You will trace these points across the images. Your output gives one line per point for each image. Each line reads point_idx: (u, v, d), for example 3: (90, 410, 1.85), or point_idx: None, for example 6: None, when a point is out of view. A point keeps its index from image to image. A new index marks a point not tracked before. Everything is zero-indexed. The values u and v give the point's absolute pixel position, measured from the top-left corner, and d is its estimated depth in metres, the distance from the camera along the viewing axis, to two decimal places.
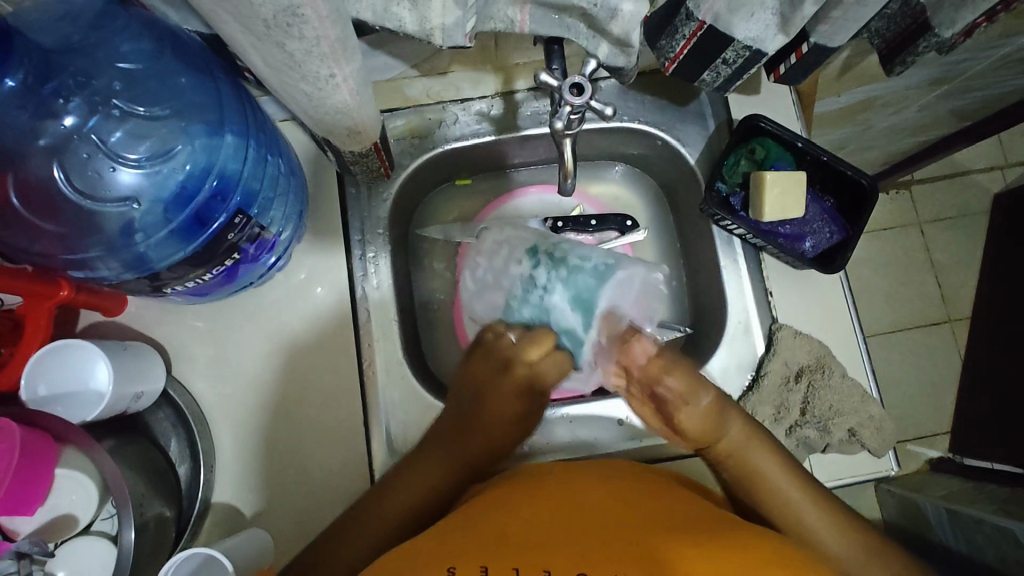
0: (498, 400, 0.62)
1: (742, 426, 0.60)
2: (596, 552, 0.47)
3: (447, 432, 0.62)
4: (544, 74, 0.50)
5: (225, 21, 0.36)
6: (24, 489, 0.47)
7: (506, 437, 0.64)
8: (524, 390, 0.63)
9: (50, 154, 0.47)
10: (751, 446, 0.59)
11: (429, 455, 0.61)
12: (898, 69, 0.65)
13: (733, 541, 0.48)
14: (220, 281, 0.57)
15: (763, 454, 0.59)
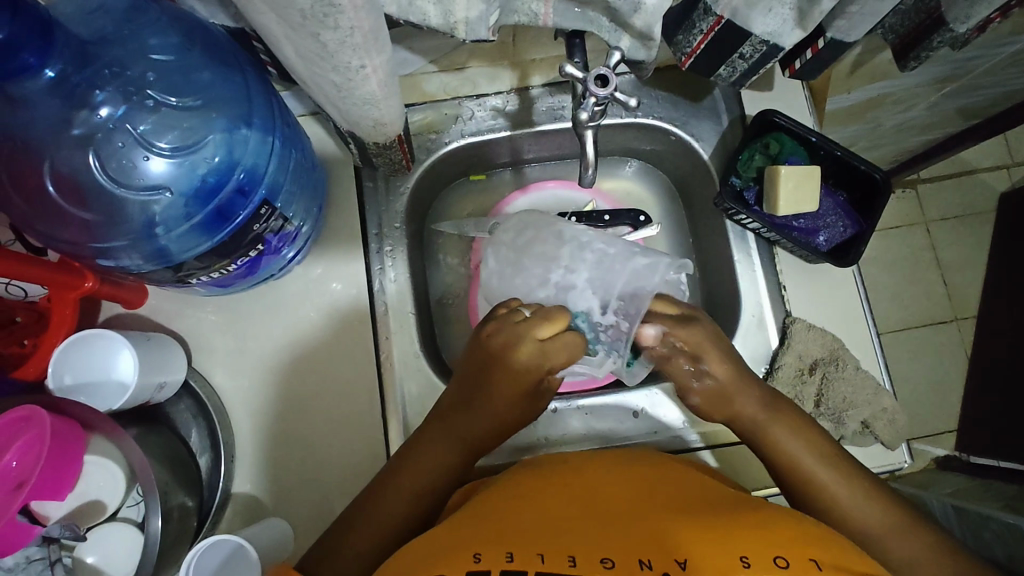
0: (502, 384, 0.60)
1: (761, 403, 0.60)
2: (616, 535, 0.48)
3: (455, 408, 0.61)
4: (569, 67, 0.51)
5: (260, 11, 0.36)
6: (55, 474, 0.47)
7: (511, 416, 0.62)
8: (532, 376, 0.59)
9: (83, 143, 0.48)
10: (775, 422, 0.60)
11: (438, 427, 0.61)
12: (912, 64, 0.66)
13: (750, 518, 0.49)
14: (242, 272, 0.57)
15: (784, 431, 0.59)
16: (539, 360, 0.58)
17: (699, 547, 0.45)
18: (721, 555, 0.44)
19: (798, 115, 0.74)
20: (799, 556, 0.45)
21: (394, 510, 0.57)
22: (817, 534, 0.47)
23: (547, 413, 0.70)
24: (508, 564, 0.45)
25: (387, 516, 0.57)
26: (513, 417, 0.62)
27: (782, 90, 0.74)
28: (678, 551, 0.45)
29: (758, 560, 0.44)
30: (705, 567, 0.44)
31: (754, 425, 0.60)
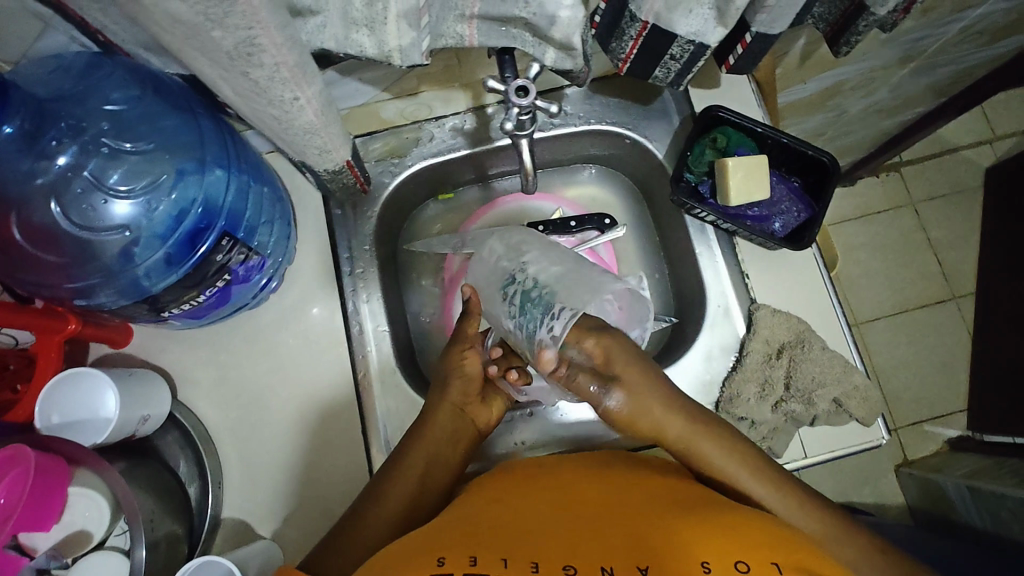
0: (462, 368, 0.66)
1: (687, 418, 0.59)
2: (586, 541, 0.48)
3: (434, 436, 0.63)
4: (492, 81, 0.55)
5: (192, 57, 0.39)
6: (39, 509, 0.49)
7: (464, 442, 0.65)
8: (481, 368, 0.67)
9: (48, 191, 0.51)
10: (696, 435, 0.59)
11: (451, 417, 0.65)
12: (843, 50, 0.68)
13: (719, 520, 0.49)
14: (214, 303, 0.60)
15: (709, 444, 0.59)
16: (497, 355, 0.67)
17: (669, 553, 0.46)
18: (683, 560, 0.45)
19: (746, 107, 0.76)
20: (759, 560, 0.45)
21: (370, 539, 0.56)
22: (780, 537, 0.48)
23: (524, 416, 0.72)
24: (471, 567, 0.45)
25: (376, 522, 0.57)
26: (473, 405, 0.67)
27: (728, 85, 0.76)
28: (651, 555, 0.46)
29: (719, 565, 0.44)
30: (668, 569, 0.44)
31: (677, 440, 0.59)
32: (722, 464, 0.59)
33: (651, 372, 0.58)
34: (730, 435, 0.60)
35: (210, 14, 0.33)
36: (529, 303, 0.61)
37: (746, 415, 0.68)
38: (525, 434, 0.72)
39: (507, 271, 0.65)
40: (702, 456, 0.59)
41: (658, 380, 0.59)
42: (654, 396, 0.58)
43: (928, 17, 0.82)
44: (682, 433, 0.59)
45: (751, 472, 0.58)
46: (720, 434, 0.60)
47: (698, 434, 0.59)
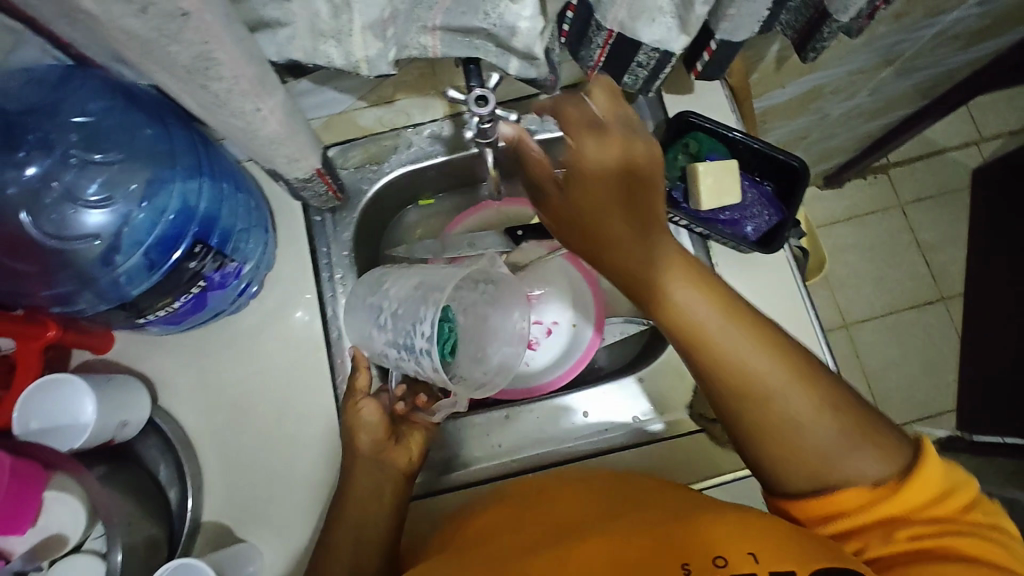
0: (360, 419, 0.67)
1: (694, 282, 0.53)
2: (558, 558, 0.49)
3: (361, 500, 0.64)
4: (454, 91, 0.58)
5: (154, 71, 0.40)
6: (15, 514, 0.50)
7: (393, 500, 0.65)
8: (381, 412, 0.68)
9: (19, 202, 0.53)
10: (712, 325, 0.52)
11: (365, 479, 0.65)
12: (810, 56, 0.69)
13: (702, 520, 0.49)
14: (191, 309, 0.61)
15: (724, 331, 0.52)
16: (400, 392, 0.71)
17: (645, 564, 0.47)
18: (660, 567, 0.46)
19: (719, 112, 0.77)
20: (737, 552, 0.46)
21: None
22: (762, 528, 0.48)
23: (500, 420, 0.73)
24: None
25: None
26: (387, 448, 0.67)
27: (702, 90, 0.77)
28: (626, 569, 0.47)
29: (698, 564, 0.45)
30: None
31: (690, 328, 0.53)
32: (740, 356, 0.52)
33: (666, 240, 0.53)
34: (743, 312, 0.53)
35: (163, 30, 0.34)
36: (398, 319, 0.68)
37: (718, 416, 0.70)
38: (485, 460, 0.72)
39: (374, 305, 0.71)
40: (710, 339, 0.52)
41: (640, 209, 0.51)
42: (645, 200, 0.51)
43: (902, 21, 0.83)
44: (695, 322, 0.53)
45: (769, 360, 0.52)
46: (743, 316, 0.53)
47: (711, 316, 0.52)
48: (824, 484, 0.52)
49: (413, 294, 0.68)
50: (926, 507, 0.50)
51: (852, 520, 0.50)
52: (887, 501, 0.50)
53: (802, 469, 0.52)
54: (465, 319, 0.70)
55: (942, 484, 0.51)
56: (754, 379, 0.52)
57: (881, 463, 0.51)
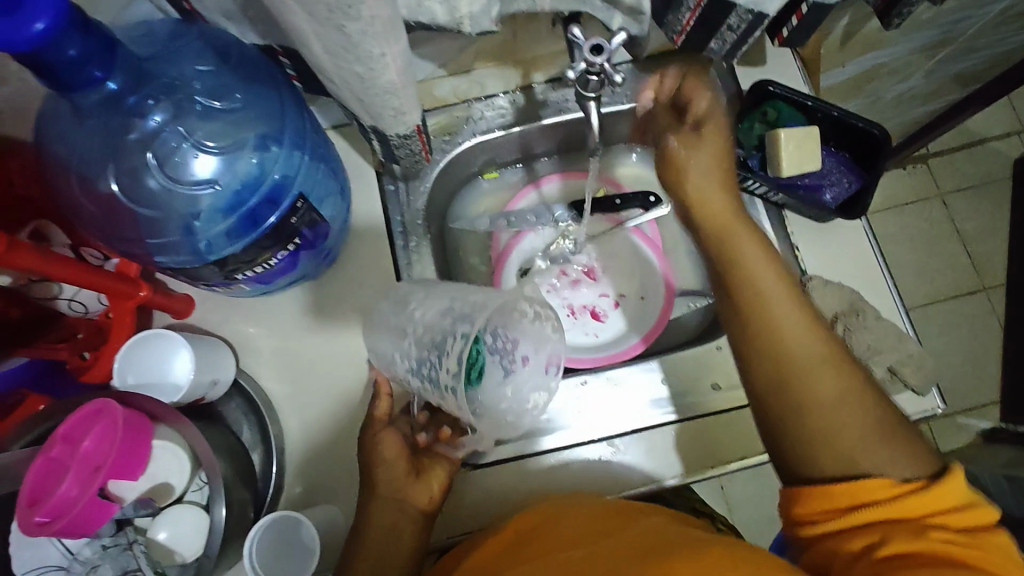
0: (381, 451, 0.63)
1: (727, 206, 0.61)
2: None
3: (377, 536, 0.60)
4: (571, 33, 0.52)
5: (291, 11, 0.40)
6: (125, 461, 0.51)
7: (409, 538, 0.61)
8: (402, 446, 0.63)
9: (142, 145, 0.52)
10: (733, 234, 0.60)
11: (385, 515, 0.61)
12: (895, 22, 0.69)
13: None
14: (283, 268, 0.61)
15: (748, 245, 0.59)
16: (422, 420, 0.66)
17: None
18: None
19: (793, 83, 0.77)
20: None
21: None
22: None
23: (573, 385, 0.71)
24: None
25: None
26: (406, 486, 0.62)
27: (774, 61, 0.77)
28: None
29: None
30: None
31: (714, 228, 0.60)
32: (766, 282, 0.57)
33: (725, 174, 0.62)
34: (776, 257, 0.59)
35: None
36: (423, 346, 0.60)
37: None
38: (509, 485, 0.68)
39: (398, 325, 0.63)
40: (737, 245, 0.59)
41: (734, 189, 0.62)
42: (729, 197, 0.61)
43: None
44: (725, 225, 0.60)
45: (794, 306, 0.56)
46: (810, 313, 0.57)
47: (737, 221, 0.60)
48: (823, 442, 0.53)
49: (440, 322, 0.59)
50: (945, 513, 0.49)
51: (865, 516, 0.50)
52: (905, 501, 0.50)
53: (827, 451, 0.53)
54: (493, 341, 0.58)
55: (962, 497, 0.50)
56: (790, 347, 0.55)
57: (908, 463, 0.52)
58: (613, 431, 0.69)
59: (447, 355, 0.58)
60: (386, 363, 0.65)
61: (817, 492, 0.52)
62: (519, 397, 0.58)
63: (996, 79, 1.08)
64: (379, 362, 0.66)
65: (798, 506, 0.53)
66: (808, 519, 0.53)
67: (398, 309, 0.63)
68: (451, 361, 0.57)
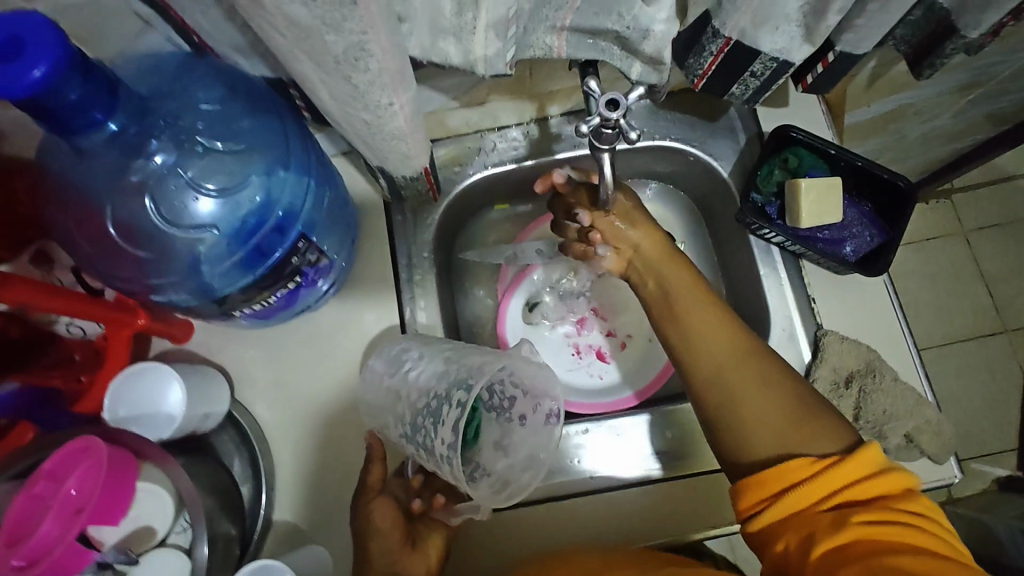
0: (375, 518, 0.60)
1: (647, 229, 0.64)
2: None
3: None
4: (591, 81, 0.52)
5: (298, 60, 0.39)
6: (108, 505, 0.49)
7: None
8: (396, 515, 0.60)
9: (141, 187, 0.51)
10: (648, 255, 0.63)
11: None
12: (926, 73, 0.66)
13: None
14: (283, 304, 0.60)
15: (669, 267, 0.62)
16: (416, 486, 0.63)
17: None
18: None
19: (815, 127, 0.75)
20: None
21: None
22: None
23: (578, 433, 0.69)
24: None
25: None
26: (401, 557, 0.59)
27: (797, 104, 0.75)
28: None
29: None
30: None
31: (636, 256, 0.64)
32: (675, 290, 0.60)
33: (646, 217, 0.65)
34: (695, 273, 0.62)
35: (326, 18, 0.33)
36: (418, 412, 0.59)
37: None
38: (502, 544, 0.66)
39: (392, 389, 0.62)
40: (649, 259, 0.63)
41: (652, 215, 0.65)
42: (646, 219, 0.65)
43: (1004, 43, 0.80)
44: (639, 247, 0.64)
45: (704, 313, 0.58)
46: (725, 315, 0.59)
47: (648, 241, 0.63)
48: (743, 442, 0.53)
49: (436, 386, 0.60)
50: (850, 492, 0.48)
51: (792, 501, 0.49)
52: (818, 484, 0.48)
53: (758, 432, 0.53)
54: (490, 400, 0.62)
55: (870, 470, 0.49)
56: (700, 350, 0.57)
57: (827, 440, 0.51)
58: (619, 484, 0.67)
59: (445, 416, 0.57)
60: (377, 413, 0.63)
61: (752, 481, 0.50)
62: (518, 455, 0.61)
63: None
64: (371, 420, 0.65)
65: (740, 500, 0.51)
66: (751, 513, 0.51)
67: (391, 371, 0.63)
68: (450, 425, 0.56)
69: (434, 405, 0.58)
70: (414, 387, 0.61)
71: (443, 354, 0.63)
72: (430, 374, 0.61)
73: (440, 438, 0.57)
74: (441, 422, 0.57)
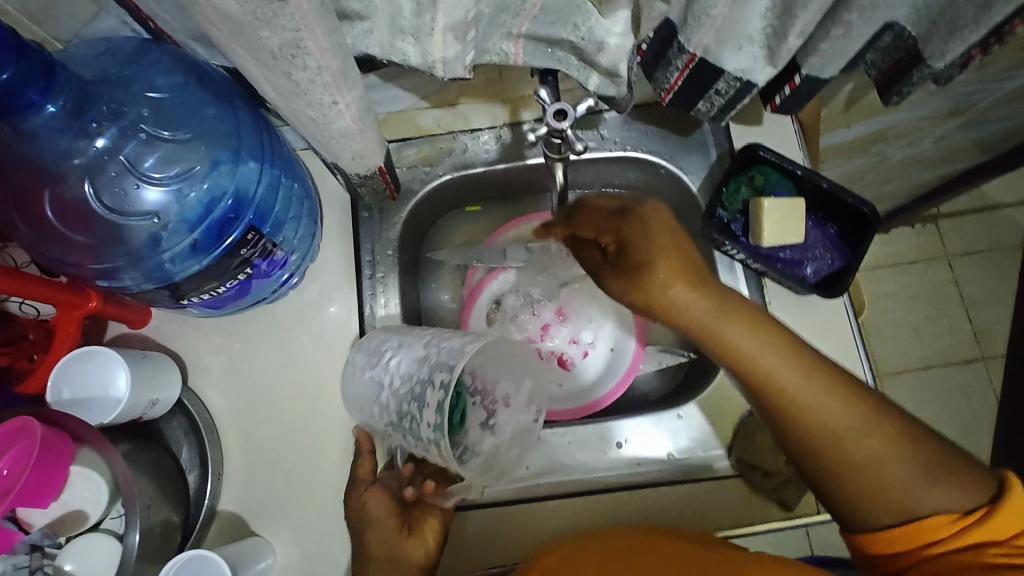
0: (369, 507, 0.58)
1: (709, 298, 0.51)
2: None
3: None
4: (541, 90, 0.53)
5: (237, 54, 0.39)
6: (39, 485, 0.49)
7: None
8: (389, 504, 0.58)
9: (84, 173, 0.51)
10: (717, 323, 0.51)
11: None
12: (894, 99, 0.66)
13: None
14: (234, 295, 0.60)
15: (738, 331, 0.51)
16: (408, 474, 0.62)
17: None
18: None
19: (786, 147, 0.75)
20: None
21: None
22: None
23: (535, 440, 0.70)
24: None
25: None
26: (399, 543, 0.57)
27: (770, 122, 0.75)
28: None
29: None
30: None
31: (700, 329, 0.52)
32: (775, 368, 0.50)
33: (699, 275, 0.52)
34: (770, 328, 0.51)
35: (257, 14, 0.33)
36: (403, 398, 0.59)
37: (757, 463, 0.67)
38: (492, 543, 0.67)
39: (372, 380, 0.62)
40: (729, 343, 0.51)
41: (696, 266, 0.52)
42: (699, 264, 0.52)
43: (982, 72, 0.80)
44: (709, 322, 0.51)
45: (797, 369, 0.50)
46: (810, 362, 0.50)
47: (722, 318, 0.51)
48: (909, 518, 0.48)
49: (417, 372, 0.59)
50: (1022, 535, 0.45)
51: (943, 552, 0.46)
52: (975, 531, 0.46)
53: (876, 503, 0.49)
54: (472, 383, 0.60)
55: None
56: (824, 427, 0.49)
57: (959, 494, 0.47)
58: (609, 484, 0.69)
59: (428, 398, 0.56)
60: (360, 401, 0.63)
61: (876, 540, 0.49)
62: (511, 436, 0.60)
63: None
64: (354, 410, 0.64)
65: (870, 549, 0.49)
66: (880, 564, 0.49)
67: (374, 361, 0.63)
68: (432, 406, 0.56)
69: (413, 389, 0.58)
70: (396, 375, 0.61)
71: (428, 338, 0.62)
72: (411, 359, 0.61)
73: (424, 423, 0.56)
74: (422, 404, 0.57)
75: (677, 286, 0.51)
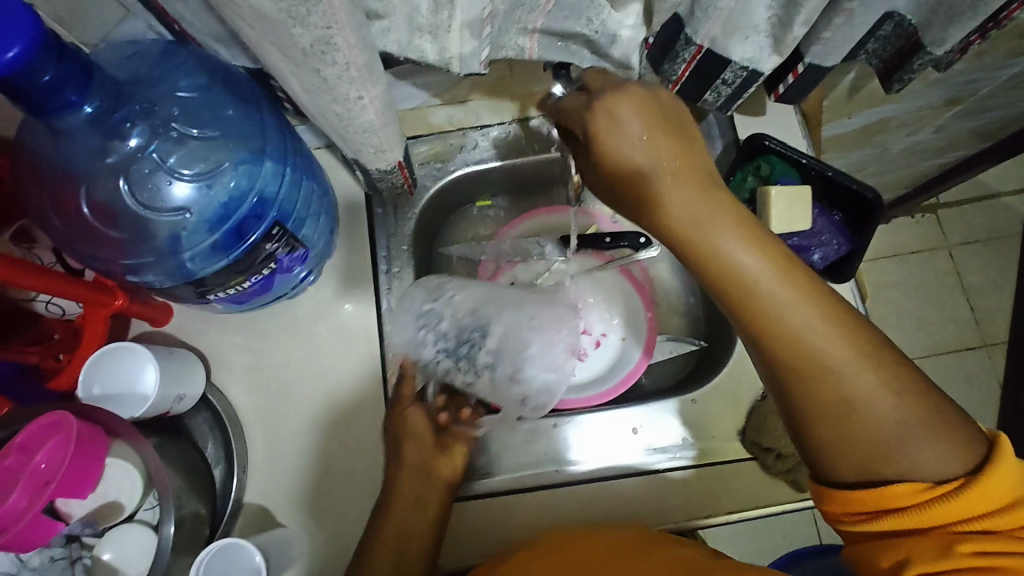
0: (413, 423, 0.67)
1: (707, 195, 0.46)
2: None
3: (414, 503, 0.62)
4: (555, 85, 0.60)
5: (268, 51, 0.41)
6: (78, 476, 0.50)
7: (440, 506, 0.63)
8: (426, 421, 0.67)
9: (117, 170, 0.52)
10: (709, 222, 0.46)
11: (415, 486, 0.63)
12: (894, 87, 0.68)
13: None
14: (258, 290, 0.61)
15: (735, 243, 0.46)
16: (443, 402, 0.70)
17: None
18: None
19: (790, 137, 0.76)
20: None
21: None
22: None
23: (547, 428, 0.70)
24: None
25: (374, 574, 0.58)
26: (434, 458, 0.65)
27: (774, 113, 0.77)
28: None
29: None
30: None
31: (686, 232, 0.46)
32: (766, 283, 0.46)
33: (698, 173, 0.47)
34: (772, 247, 0.47)
35: (292, 11, 0.35)
36: (462, 329, 0.69)
37: (772, 446, 0.67)
38: (511, 519, 0.67)
39: (429, 311, 0.70)
40: (722, 255, 0.46)
41: (696, 168, 0.46)
42: (702, 168, 0.47)
43: (979, 61, 0.81)
44: (691, 228, 0.46)
45: (799, 297, 0.47)
46: (810, 287, 0.47)
47: (715, 218, 0.46)
48: (878, 473, 0.47)
49: (480, 309, 0.70)
50: (993, 518, 0.44)
51: (909, 524, 0.46)
52: (953, 505, 0.45)
53: (851, 445, 0.47)
54: None
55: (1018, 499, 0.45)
56: (809, 364, 0.47)
57: (948, 454, 0.46)
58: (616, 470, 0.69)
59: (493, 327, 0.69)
60: (411, 338, 0.70)
61: (837, 494, 0.48)
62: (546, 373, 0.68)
63: (1006, 139, 1.06)
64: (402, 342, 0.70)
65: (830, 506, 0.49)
66: (837, 518, 0.49)
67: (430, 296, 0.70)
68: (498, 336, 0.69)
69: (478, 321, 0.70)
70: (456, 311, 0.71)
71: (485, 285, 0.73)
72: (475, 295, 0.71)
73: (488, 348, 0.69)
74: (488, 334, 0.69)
75: (670, 180, 0.46)
